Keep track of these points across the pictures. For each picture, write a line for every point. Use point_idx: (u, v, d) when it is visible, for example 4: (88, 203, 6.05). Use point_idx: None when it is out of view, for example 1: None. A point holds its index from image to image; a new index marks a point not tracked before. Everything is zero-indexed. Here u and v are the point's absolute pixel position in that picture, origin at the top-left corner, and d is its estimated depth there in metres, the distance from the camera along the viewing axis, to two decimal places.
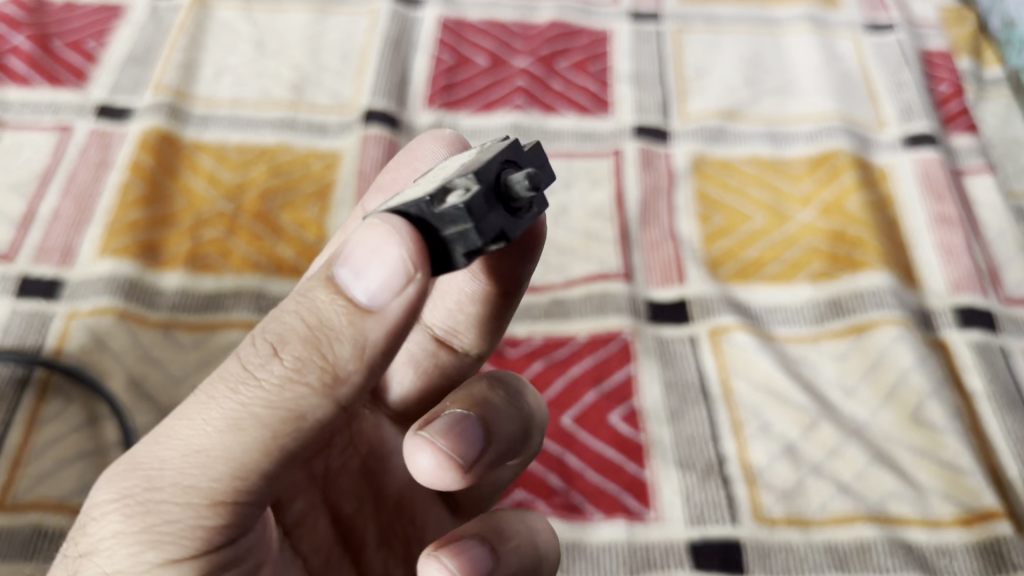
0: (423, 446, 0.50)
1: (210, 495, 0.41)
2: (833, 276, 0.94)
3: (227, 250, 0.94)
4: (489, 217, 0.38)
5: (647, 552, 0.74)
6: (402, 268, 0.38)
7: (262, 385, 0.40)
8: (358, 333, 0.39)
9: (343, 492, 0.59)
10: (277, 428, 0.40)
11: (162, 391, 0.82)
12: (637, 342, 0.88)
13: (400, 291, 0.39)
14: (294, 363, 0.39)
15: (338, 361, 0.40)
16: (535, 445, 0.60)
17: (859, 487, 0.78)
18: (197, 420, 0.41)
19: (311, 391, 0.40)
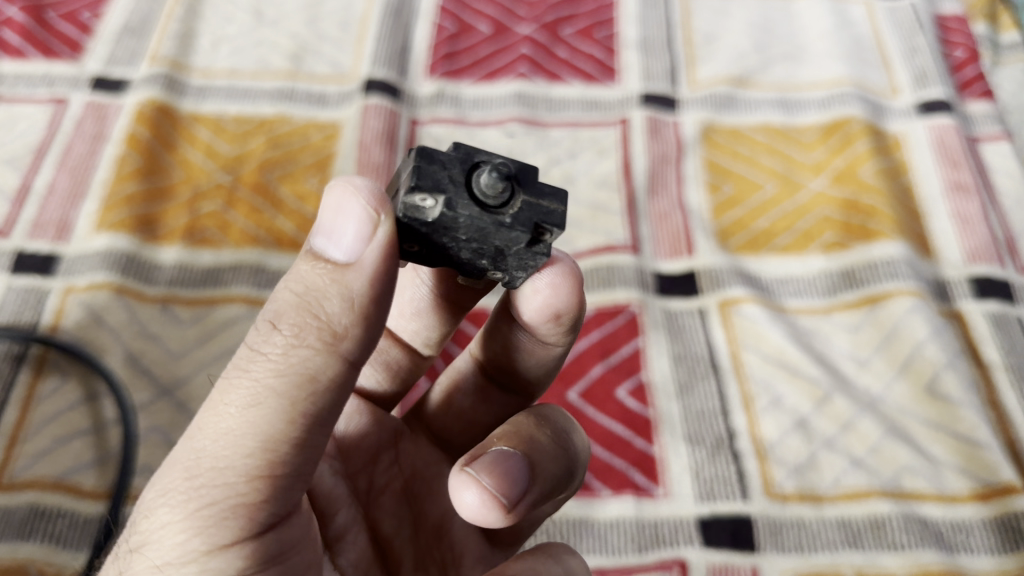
0: (469, 483, 0.45)
1: (245, 469, 0.38)
2: (846, 246, 0.92)
3: (225, 223, 0.92)
4: (437, 174, 0.41)
5: (656, 528, 0.72)
6: (362, 216, 0.38)
7: (268, 358, 0.38)
8: (346, 290, 0.38)
9: (385, 511, 0.55)
10: (295, 392, 0.37)
11: (160, 367, 0.81)
12: (645, 315, 0.86)
13: (370, 239, 0.38)
14: (291, 329, 0.38)
15: (334, 322, 0.38)
16: (576, 484, 0.56)
17: (873, 461, 0.76)
18: (218, 404, 0.38)
19: (317, 350, 0.38)
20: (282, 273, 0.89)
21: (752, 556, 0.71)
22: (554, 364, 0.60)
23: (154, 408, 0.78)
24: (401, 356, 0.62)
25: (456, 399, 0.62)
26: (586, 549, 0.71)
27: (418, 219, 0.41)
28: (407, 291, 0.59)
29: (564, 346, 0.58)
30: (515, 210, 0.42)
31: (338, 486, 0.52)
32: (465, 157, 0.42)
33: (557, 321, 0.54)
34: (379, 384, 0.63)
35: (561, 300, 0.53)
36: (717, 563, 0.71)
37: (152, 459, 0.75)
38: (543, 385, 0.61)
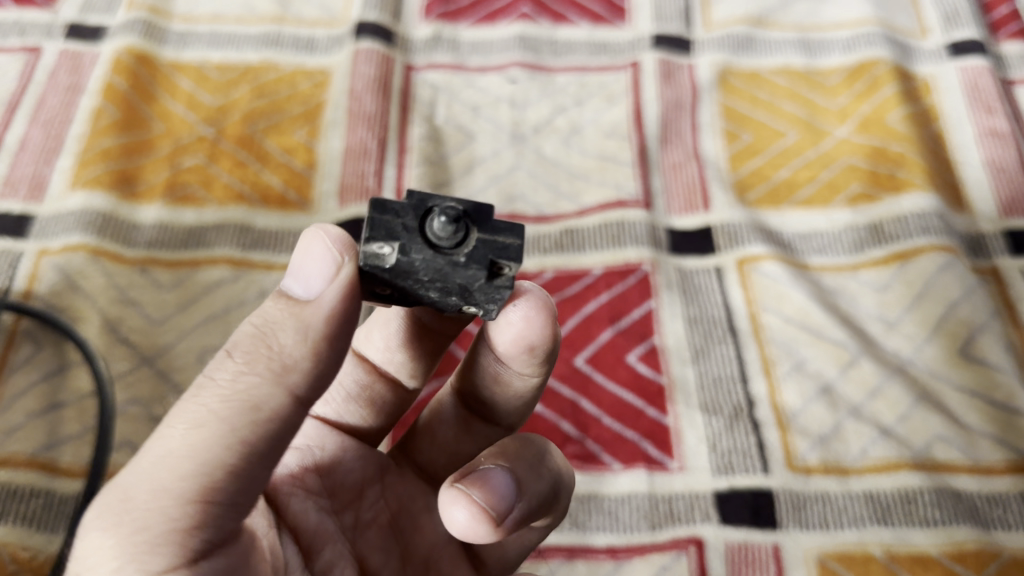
0: (458, 500, 0.43)
1: (182, 492, 0.34)
2: (874, 198, 0.86)
3: (208, 178, 0.86)
4: (388, 221, 0.38)
5: (670, 505, 0.67)
6: (324, 257, 0.36)
7: (217, 383, 0.35)
8: (303, 325, 0.36)
9: (369, 543, 0.49)
10: (236, 417, 0.35)
11: (140, 335, 0.75)
12: (657, 274, 0.80)
13: (331, 279, 0.36)
14: (244, 357, 0.36)
15: (285, 352, 0.36)
16: (563, 503, 0.52)
17: (902, 430, 0.71)
18: (163, 427, 0.35)
19: (265, 377, 0.35)
20: (269, 233, 0.83)
21: (774, 533, 0.66)
22: (535, 395, 0.54)
23: (132, 378, 0.73)
24: (386, 391, 0.55)
25: (436, 427, 0.56)
26: (595, 527, 0.66)
27: (377, 266, 0.37)
28: (390, 321, 0.54)
29: (543, 375, 0.51)
30: (475, 250, 0.38)
31: (325, 520, 0.47)
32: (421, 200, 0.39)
33: (531, 352, 0.48)
34: (359, 417, 0.55)
35: (535, 333, 0.47)
36: (736, 543, 0.65)
37: (131, 434, 0.70)
38: (524, 415, 0.55)
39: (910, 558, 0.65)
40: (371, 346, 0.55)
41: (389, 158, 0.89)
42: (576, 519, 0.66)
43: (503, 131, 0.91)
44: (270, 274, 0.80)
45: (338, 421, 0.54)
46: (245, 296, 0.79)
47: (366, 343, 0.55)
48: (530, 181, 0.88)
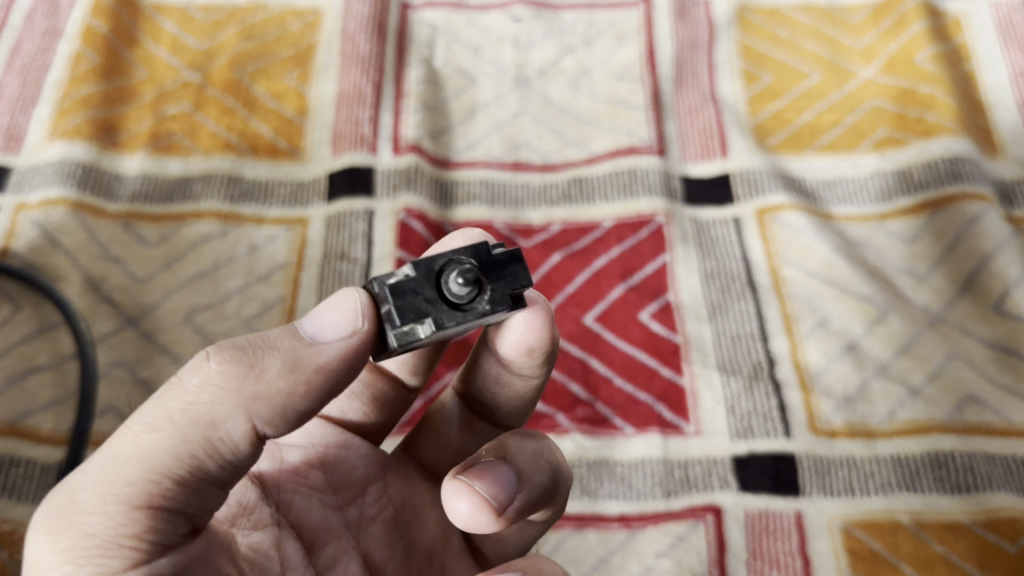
0: (460, 491, 0.40)
1: (126, 498, 0.32)
2: (902, 143, 0.80)
3: (193, 126, 0.81)
4: (411, 301, 0.35)
5: (686, 470, 0.63)
6: (345, 313, 0.35)
7: (185, 385, 0.33)
8: (295, 356, 0.34)
9: (375, 539, 0.45)
10: (191, 428, 0.32)
11: (123, 294, 0.71)
12: (672, 226, 0.76)
13: (341, 337, 0.35)
14: (220, 367, 0.33)
15: (263, 375, 0.33)
16: (566, 498, 0.47)
17: (932, 391, 0.67)
18: (125, 426, 0.33)
19: (236, 394, 0.33)
20: (258, 185, 0.79)
21: (796, 500, 0.62)
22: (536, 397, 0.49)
23: (116, 339, 0.69)
24: (389, 389, 0.50)
25: (441, 427, 0.51)
26: (606, 494, 0.62)
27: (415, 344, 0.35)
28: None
29: (544, 377, 0.47)
30: (497, 290, 0.36)
31: (330, 516, 0.43)
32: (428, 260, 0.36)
33: (529, 355, 0.44)
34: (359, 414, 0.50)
35: (534, 337, 0.43)
36: (756, 511, 0.61)
37: (115, 398, 0.66)
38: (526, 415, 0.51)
39: (940, 525, 0.60)
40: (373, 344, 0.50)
41: (385, 104, 0.84)
42: (586, 486, 0.62)
43: (506, 75, 0.86)
44: (260, 227, 0.76)
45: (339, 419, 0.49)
46: (234, 252, 0.74)
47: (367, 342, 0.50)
48: (535, 127, 0.83)
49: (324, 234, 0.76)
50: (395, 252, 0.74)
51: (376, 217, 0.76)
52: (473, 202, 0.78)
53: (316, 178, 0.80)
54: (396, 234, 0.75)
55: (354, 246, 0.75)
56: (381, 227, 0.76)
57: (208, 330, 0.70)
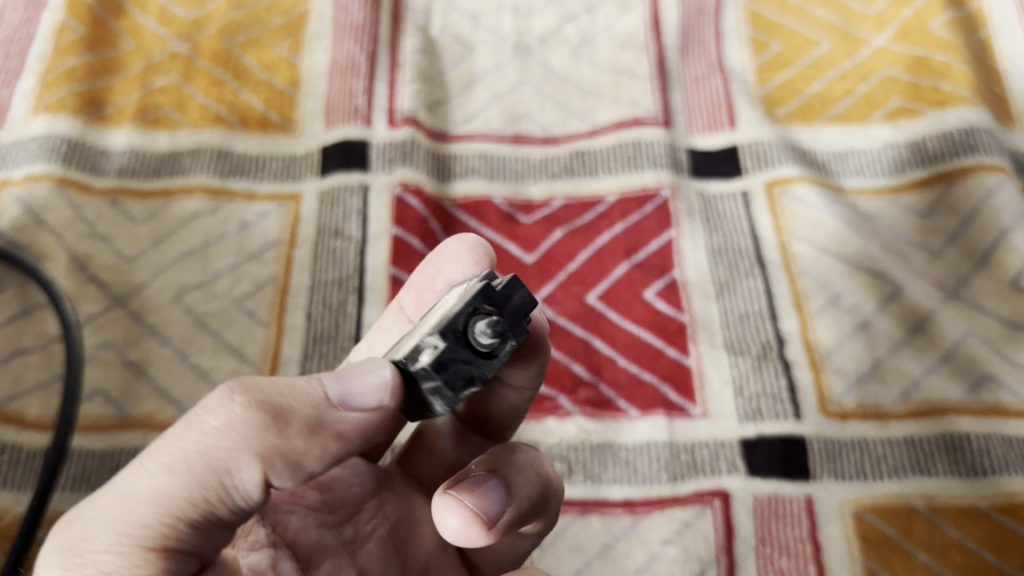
0: (450, 505, 0.38)
1: (138, 539, 0.30)
2: (915, 113, 0.77)
3: (182, 99, 0.78)
4: (455, 370, 0.34)
5: (692, 454, 0.61)
6: (374, 386, 0.34)
7: (205, 423, 0.31)
8: (320, 417, 0.33)
9: (371, 556, 0.43)
10: (208, 474, 0.31)
11: (110, 273, 0.69)
12: (678, 201, 0.73)
13: (365, 409, 0.34)
14: (245, 415, 0.31)
15: (286, 430, 0.32)
16: (557, 509, 0.46)
17: (947, 370, 0.64)
18: (141, 461, 0.31)
19: (257, 444, 0.31)
20: (250, 160, 0.76)
21: (807, 484, 0.59)
22: (526, 406, 0.49)
23: (104, 320, 0.66)
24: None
25: (434, 441, 0.49)
26: (610, 479, 0.60)
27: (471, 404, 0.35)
28: (395, 326, 0.51)
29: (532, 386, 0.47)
30: (515, 315, 0.35)
31: (326, 534, 0.41)
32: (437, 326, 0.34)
33: (528, 365, 0.45)
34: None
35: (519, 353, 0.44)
36: (765, 496, 0.59)
37: (103, 381, 0.64)
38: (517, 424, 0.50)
39: (955, 510, 0.58)
40: (370, 352, 0.52)
41: (379, 74, 0.81)
42: (589, 471, 0.61)
43: (506, 43, 0.83)
44: (252, 204, 0.73)
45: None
46: (224, 229, 0.72)
47: (363, 351, 0.53)
48: (536, 99, 0.80)
49: (317, 211, 0.73)
50: (391, 229, 0.71)
51: (371, 193, 0.74)
52: (471, 176, 0.76)
53: (309, 152, 0.77)
54: (392, 210, 0.73)
55: (349, 222, 0.72)
56: (376, 203, 0.73)
57: (198, 311, 0.67)
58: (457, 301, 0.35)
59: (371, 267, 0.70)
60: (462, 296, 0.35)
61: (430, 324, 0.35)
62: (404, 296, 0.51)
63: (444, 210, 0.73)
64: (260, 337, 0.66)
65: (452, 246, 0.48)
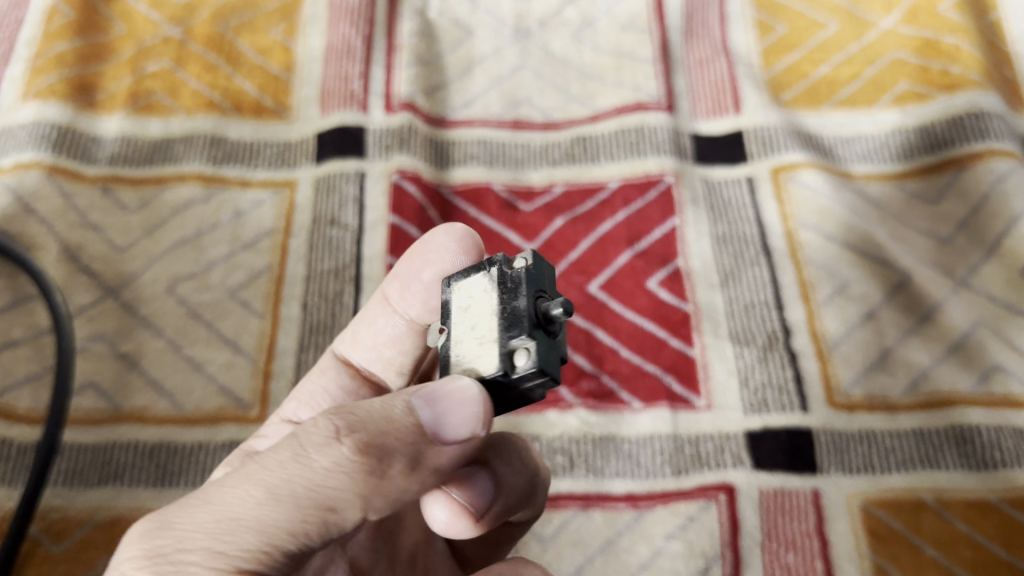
0: (438, 498, 0.37)
1: (236, 562, 0.30)
2: (924, 97, 0.75)
3: (174, 85, 0.77)
4: (551, 357, 0.34)
5: (696, 447, 0.60)
6: (469, 421, 0.32)
7: (309, 457, 0.30)
8: (420, 454, 0.32)
9: (361, 546, 0.42)
10: (310, 511, 0.30)
11: (102, 263, 0.68)
12: (682, 187, 0.72)
13: (461, 440, 0.32)
14: (350, 457, 0.30)
15: (388, 472, 0.31)
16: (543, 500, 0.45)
17: (957, 361, 0.63)
18: (242, 483, 0.30)
19: (359, 487, 0.30)
20: (244, 147, 0.74)
21: (813, 478, 0.58)
22: None
23: (95, 311, 0.65)
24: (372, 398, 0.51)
25: None
26: (613, 472, 0.59)
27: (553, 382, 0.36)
28: (380, 318, 0.50)
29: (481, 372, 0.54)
30: (550, 284, 0.37)
31: None
32: (513, 321, 0.34)
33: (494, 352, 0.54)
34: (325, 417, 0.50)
35: None
36: (771, 490, 0.58)
37: (94, 373, 0.62)
38: None
39: (965, 504, 0.57)
40: (355, 344, 0.51)
41: (376, 58, 0.79)
42: (591, 464, 0.59)
43: (505, 26, 0.81)
44: (247, 191, 0.72)
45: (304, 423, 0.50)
46: (218, 218, 0.70)
47: (347, 342, 0.51)
48: (536, 83, 0.78)
49: (313, 198, 0.72)
50: (388, 217, 0.70)
51: (368, 180, 0.72)
52: (470, 162, 0.74)
53: (304, 138, 0.75)
54: (389, 197, 0.71)
55: (345, 210, 0.71)
56: (373, 190, 0.72)
57: (192, 302, 0.66)
58: (507, 294, 0.35)
59: (368, 256, 0.68)
60: (508, 290, 0.35)
61: (496, 324, 0.35)
62: (389, 287, 0.49)
63: (442, 198, 0.72)
64: (256, 328, 0.65)
65: (439, 240, 0.47)
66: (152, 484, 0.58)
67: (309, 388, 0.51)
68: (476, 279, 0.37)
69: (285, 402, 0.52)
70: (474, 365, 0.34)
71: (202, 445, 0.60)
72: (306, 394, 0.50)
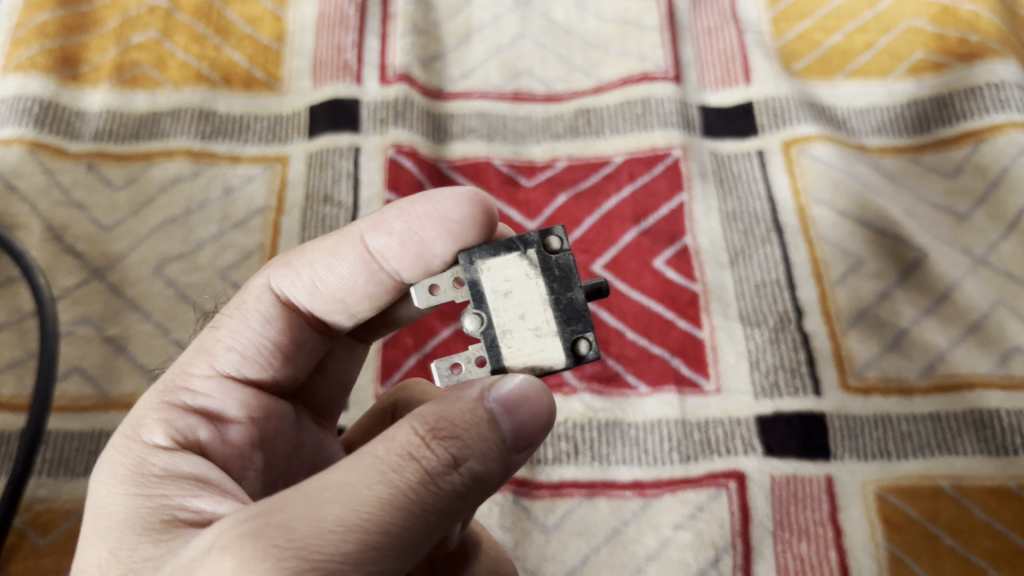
0: None
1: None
2: (941, 67, 0.72)
3: (161, 56, 0.74)
4: None
5: (704, 433, 0.58)
6: (544, 428, 0.33)
7: (431, 482, 0.31)
8: (508, 466, 0.33)
9: None
10: (428, 531, 0.31)
11: (88, 243, 0.65)
12: (690, 161, 0.69)
13: (532, 445, 0.34)
14: (467, 481, 0.32)
15: (487, 489, 0.33)
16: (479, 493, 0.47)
17: (976, 342, 0.60)
18: (372, 513, 0.30)
19: (466, 504, 0.32)
20: (233, 121, 0.71)
21: (826, 464, 0.56)
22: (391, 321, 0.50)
23: (81, 294, 0.63)
24: (304, 338, 0.45)
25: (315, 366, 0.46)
26: (618, 459, 0.57)
27: None
28: (359, 273, 0.44)
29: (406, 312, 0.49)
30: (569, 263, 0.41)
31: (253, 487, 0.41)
32: (571, 312, 0.39)
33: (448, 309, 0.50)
34: (269, 371, 0.43)
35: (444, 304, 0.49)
36: (784, 477, 0.56)
37: (81, 358, 0.60)
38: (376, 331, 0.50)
39: (984, 491, 0.55)
40: (312, 293, 0.44)
41: (370, 27, 0.76)
42: (596, 451, 0.57)
43: None
44: (237, 168, 0.69)
45: (243, 379, 0.43)
46: (208, 195, 0.68)
47: (301, 285, 0.44)
48: (537, 52, 0.75)
49: (305, 174, 0.69)
50: (384, 194, 0.67)
51: (362, 155, 0.69)
52: (469, 136, 0.71)
53: (296, 111, 0.73)
54: (385, 173, 0.68)
55: (338, 187, 0.68)
56: (367, 166, 0.69)
57: (180, 283, 0.64)
58: (556, 283, 0.39)
59: None
60: (557, 280, 0.39)
61: (553, 316, 0.39)
62: (379, 245, 0.44)
63: (440, 173, 0.69)
64: None
65: (456, 210, 0.42)
66: None
67: (246, 337, 0.43)
68: (511, 262, 0.39)
69: (206, 341, 0.43)
70: (541, 360, 0.38)
71: None
72: (246, 344, 0.43)
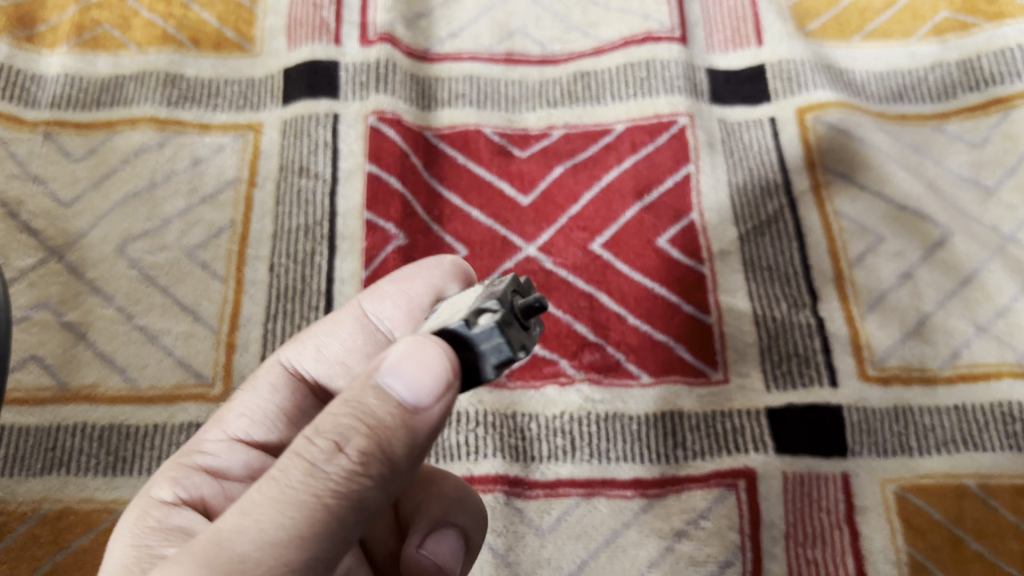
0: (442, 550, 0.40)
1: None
2: (966, 26, 0.67)
3: (125, 16, 0.68)
4: (513, 331, 0.30)
5: (713, 426, 0.53)
6: (442, 376, 0.28)
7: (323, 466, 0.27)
8: (411, 429, 0.29)
9: None
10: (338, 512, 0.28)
11: (45, 220, 0.60)
12: (697, 130, 0.64)
13: (441, 396, 0.29)
14: (360, 459, 0.28)
15: (396, 454, 0.28)
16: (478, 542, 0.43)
17: (1003, 327, 0.56)
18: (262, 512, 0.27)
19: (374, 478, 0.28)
20: (203, 86, 0.66)
21: (843, 461, 0.52)
22: None
23: (38, 276, 0.58)
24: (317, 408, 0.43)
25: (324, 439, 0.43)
26: (617, 457, 0.53)
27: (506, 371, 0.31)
28: (359, 335, 0.43)
29: None
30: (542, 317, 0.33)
31: None
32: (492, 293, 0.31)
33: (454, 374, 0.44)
34: (279, 434, 0.41)
35: None
36: (798, 474, 0.52)
37: (37, 346, 0.55)
38: None
39: (1013, 491, 0.50)
40: (317, 358, 0.43)
41: None
42: (594, 448, 0.53)
43: None
44: (208, 136, 0.64)
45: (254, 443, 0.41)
46: (175, 166, 0.63)
47: (307, 353, 0.43)
48: (531, 10, 0.70)
49: (280, 143, 0.64)
50: (366, 166, 0.62)
51: (342, 123, 0.64)
52: (458, 102, 0.66)
53: (270, 75, 0.67)
54: (366, 143, 0.63)
55: (316, 157, 0.63)
56: (347, 135, 0.64)
57: (144, 264, 0.59)
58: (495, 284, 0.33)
59: (343, 211, 0.61)
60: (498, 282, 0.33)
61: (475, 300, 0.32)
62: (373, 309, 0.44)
63: (426, 143, 0.64)
64: (217, 294, 0.58)
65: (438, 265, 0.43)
66: (102, 473, 0.52)
67: (256, 404, 0.41)
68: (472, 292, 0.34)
69: (220, 412, 0.42)
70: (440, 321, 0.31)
71: (159, 427, 0.53)
72: (255, 409, 0.41)
